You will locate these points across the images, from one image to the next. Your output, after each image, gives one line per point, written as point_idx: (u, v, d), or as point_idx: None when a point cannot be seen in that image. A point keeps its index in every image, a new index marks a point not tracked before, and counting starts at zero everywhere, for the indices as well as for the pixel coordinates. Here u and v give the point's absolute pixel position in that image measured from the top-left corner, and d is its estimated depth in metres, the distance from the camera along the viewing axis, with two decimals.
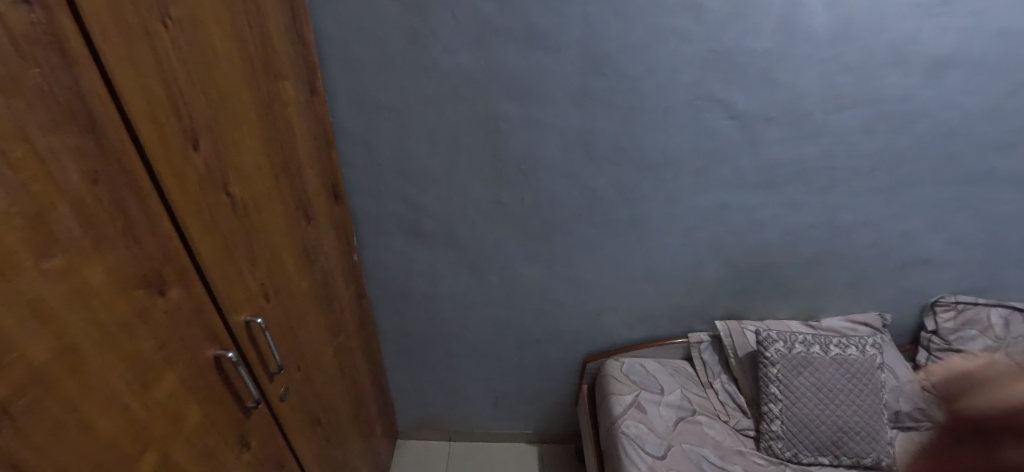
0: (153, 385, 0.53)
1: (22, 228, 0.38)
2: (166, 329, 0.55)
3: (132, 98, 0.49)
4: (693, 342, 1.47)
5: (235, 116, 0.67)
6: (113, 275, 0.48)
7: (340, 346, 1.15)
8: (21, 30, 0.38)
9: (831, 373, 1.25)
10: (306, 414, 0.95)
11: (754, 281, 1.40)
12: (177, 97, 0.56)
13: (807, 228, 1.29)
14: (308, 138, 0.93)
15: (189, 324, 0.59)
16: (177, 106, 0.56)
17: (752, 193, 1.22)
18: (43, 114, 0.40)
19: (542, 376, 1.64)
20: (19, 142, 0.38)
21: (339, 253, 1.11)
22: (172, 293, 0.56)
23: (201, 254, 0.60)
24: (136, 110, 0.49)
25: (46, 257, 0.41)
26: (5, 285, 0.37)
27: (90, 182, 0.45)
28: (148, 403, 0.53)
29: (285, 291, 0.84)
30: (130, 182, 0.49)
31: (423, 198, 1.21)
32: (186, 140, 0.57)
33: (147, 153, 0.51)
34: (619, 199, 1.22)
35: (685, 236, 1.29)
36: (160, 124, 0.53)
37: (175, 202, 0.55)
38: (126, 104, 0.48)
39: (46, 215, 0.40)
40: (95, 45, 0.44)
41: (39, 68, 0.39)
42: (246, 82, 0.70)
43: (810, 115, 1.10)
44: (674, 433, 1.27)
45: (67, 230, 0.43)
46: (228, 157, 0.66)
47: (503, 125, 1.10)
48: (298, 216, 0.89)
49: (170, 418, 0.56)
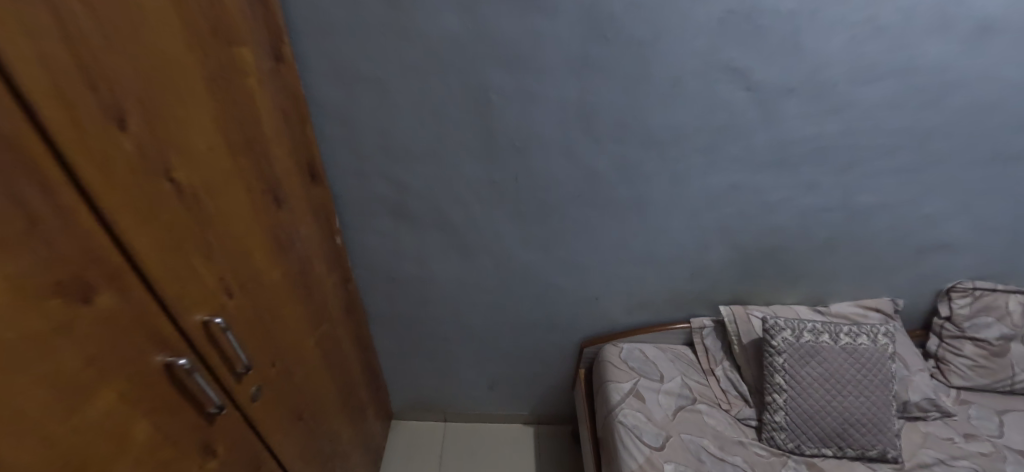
0: (82, 407, 0.46)
1: None
2: (96, 342, 0.48)
3: (25, 69, 0.40)
4: (694, 327, 1.41)
5: (175, 91, 0.58)
6: (18, 287, 0.40)
7: (323, 335, 1.08)
8: None
9: (840, 363, 1.20)
10: (284, 409, 0.90)
11: (762, 266, 1.33)
12: (91, 66, 0.46)
13: (822, 210, 1.20)
14: (275, 113, 0.84)
15: (128, 332, 0.52)
16: (93, 79, 0.46)
17: (765, 173, 1.12)
18: None
19: (538, 360, 1.60)
20: None
21: (318, 237, 1.03)
22: (99, 300, 0.48)
23: (138, 251, 0.52)
24: (31, 82, 0.40)
25: None
26: None
27: None
28: (79, 427, 0.46)
29: (254, 285, 0.77)
30: (30, 173, 0.41)
31: (409, 177, 1.12)
32: (109, 120, 0.48)
33: (53, 135, 0.42)
34: (621, 179, 1.13)
35: (691, 218, 1.21)
36: (70, 101, 0.44)
37: (96, 194, 0.47)
38: (17, 77, 0.39)
39: None
40: None
41: None
42: (189, 48, 0.60)
43: (835, 87, 0.99)
44: (673, 423, 1.22)
45: None
46: (168, 138, 0.57)
47: (495, 98, 0.99)
48: (266, 201, 0.81)
49: (110, 440, 0.50)
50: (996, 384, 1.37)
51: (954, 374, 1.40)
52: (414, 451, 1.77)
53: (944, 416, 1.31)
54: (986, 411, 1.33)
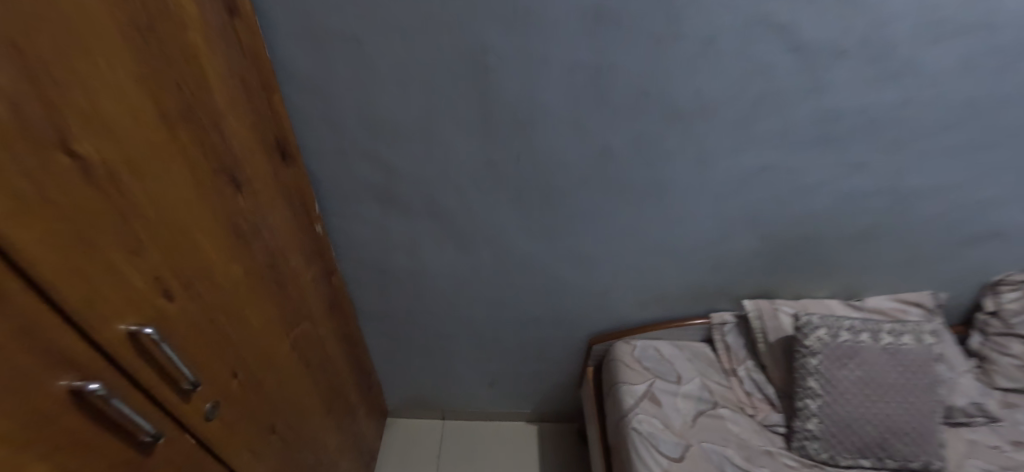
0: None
1: None
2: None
3: None
4: (715, 323, 1.28)
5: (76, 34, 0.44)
6: None
7: (301, 335, 0.96)
8: None
9: (881, 365, 1.07)
10: (253, 422, 0.78)
11: (793, 256, 1.19)
12: None
13: (866, 194, 1.06)
14: (229, 77, 0.70)
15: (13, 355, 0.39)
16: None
17: (804, 151, 0.98)
18: None
19: (541, 357, 1.48)
20: None
21: (291, 225, 0.91)
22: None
23: (23, 246, 0.39)
24: None
25: None
26: None
27: None
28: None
29: (204, 283, 0.65)
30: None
31: (396, 157, 0.98)
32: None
33: None
34: (638, 157, 0.99)
35: (716, 203, 1.07)
36: None
37: None
38: None
39: None
40: None
41: None
42: None
43: (895, 48, 0.84)
44: (693, 430, 1.10)
45: None
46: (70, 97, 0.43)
47: (495, 63, 0.85)
48: (217, 183, 0.67)
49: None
50: None
51: (999, 375, 1.26)
52: (410, 450, 1.67)
53: (990, 421, 1.18)
54: None
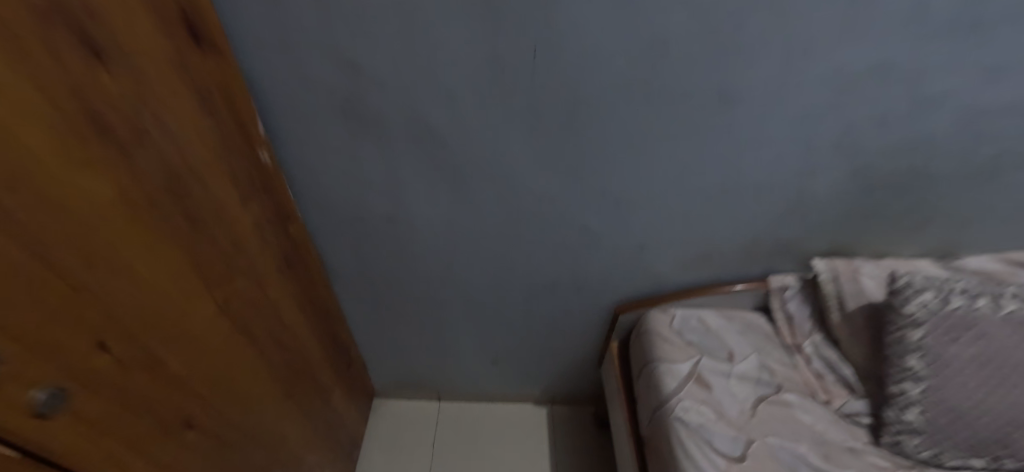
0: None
1: None
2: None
3: None
4: (774, 288, 1.03)
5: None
6: None
7: (234, 295, 0.71)
8: None
9: (1009, 341, 0.80)
10: (149, 415, 0.54)
11: (884, 201, 0.92)
12: None
13: (1005, 113, 0.78)
14: None
15: None
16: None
17: (935, 45, 0.69)
18: None
19: (554, 330, 1.23)
20: None
21: (201, 141, 0.63)
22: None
23: None
24: None
25: None
26: None
27: None
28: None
29: (22, 203, 0.37)
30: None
31: (363, 53, 0.70)
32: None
33: None
34: (700, 55, 0.70)
35: (795, 124, 0.79)
36: None
37: None
38: None
39: None
40: None
41: None
42: None
43: None
44: (754, 421, 0.86)
45: None
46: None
47: None
48: (45, 34, 0.39)
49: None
50: None
51: None
52: (400, 437, 1.44)
53: None
54: None
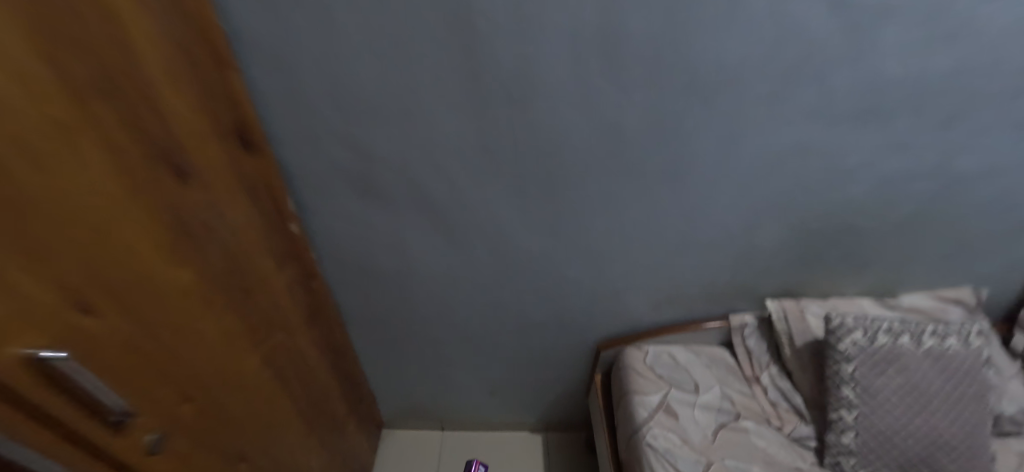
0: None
1: None
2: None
3: None
4: (734, 326, 1.17)
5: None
6: None
7: (270, 325, 0.84)
8: None
9: (924, 372, 0.96)
10: (192, 442, 0.64)
11: (824, 250, 1.06)
12: None
13: (910, 179, 0.94)
14: (161, 45, 0.56)
15: None
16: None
17: (839, 129, 0.85)
18: None
19: (546, 362, 1.36)
20: None
21: (253, 223, 0.77)
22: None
23: None
24: None
25: None
26: None
27: None
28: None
29: (138, 288, 0.53)
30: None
31: (376, 143, 0.83)
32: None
33: None
34: (650, 136, 0.85)
35: (740, 192, 0.94)
36: None
37: None
38: None
39: None
40: None
41: None
42: None
43: (955, 7, 0.71)
44: (714, 446, 1.01)
45: None
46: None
47: (485, 32, 0.70)
48: (148, 170, 0.55)
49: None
50: None
51: None
52: (406, 463, 1.55)
53: None
54: None
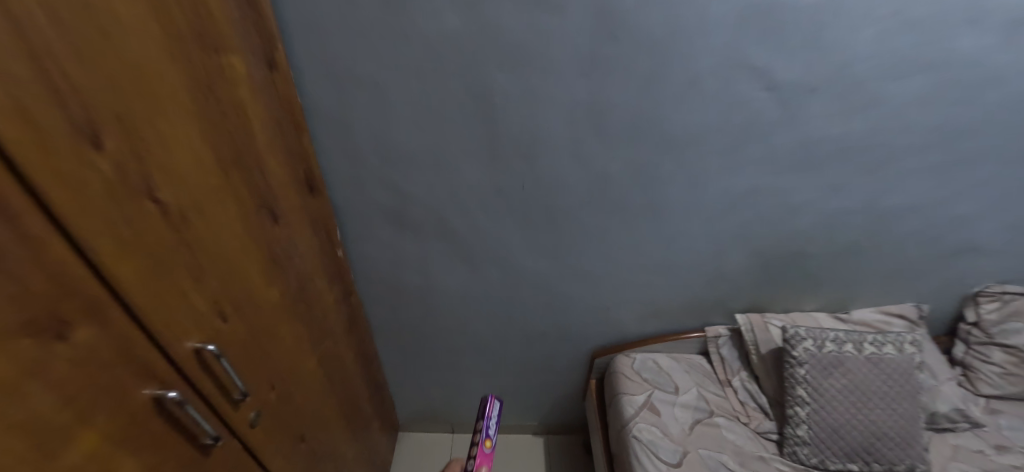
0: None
1: None
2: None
3: None
4: (710, 336, 1.35)
5: (131, 69, 0.49)
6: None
7: (325, 334, 1.03)
8: None
9: (865, 374, 1.15)
10: (276, 421, 0.83)
11: (783, 272, 1.25)
12: (51, 64, 0.40)
13: (847, 214, 1.14)
14: (270, 125, 0.77)
15: (97, 355, 0.47)
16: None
17: (784, 175, 1.06)
18: None
19: (547, 369, 1.54)
20: None
21: (318, 251, 0.97)
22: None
23: (86, 235, 0.44)
24: None
25: None
26: None
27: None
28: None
29: (249, 303, 0.73)
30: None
31: (412, 186, 1.04)
32: (41, 85, 0.40)
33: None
34: (632, 181, 1.05)
35: (708, 224, 1.14)
36: (19, 92, 0.38)
37: (60, 208, 0.42)
38: None
39: None
40: None
41: None
42: (166, 43, 0.53)
43: (861, 85, 0.92)
44: (690, 438, 1.18)
45: None
46: (97, 105, 0.45)
47: (501, 104, 0.91)
48: (260, 216, 0.75)
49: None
50: None
51: (982, 383, 1.34)
52: (420, 463, 1.71)
53: (973, 427, 1.26)
54: (1016, 421, 1.29)
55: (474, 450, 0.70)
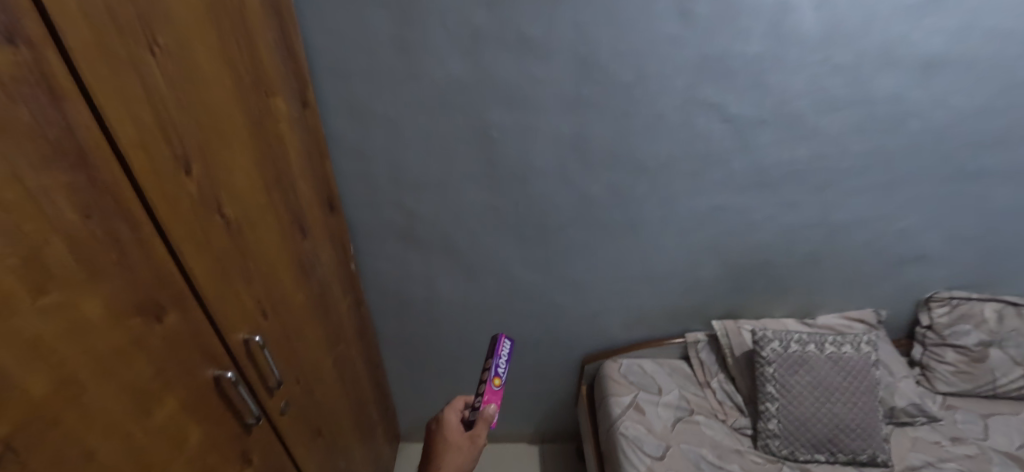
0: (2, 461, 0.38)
1: (56, 238, 0.42)
2: (70, 344, 0.44)
3: (113, 107, 0.47)
4: (690, 341, 1.47)
5: (211, 113, 0.63)
6: (96, 274, 0.47)
7: (340, 339, 1.14)
8: (62, 79, 0.42)
9: (827, 371, 1.27)
10: (300, 413, 0.93)
11: (751, 280, 1.39)
12: (163, 113, 0.54)
13: (803, 227, 1.28)
14: (302, 153, 0.91)
15: (180, 337, 0.59)
16: (123, 110, 0.49)
17: (744, 194, 1.21)
18: (54, 130, 0.42)
19: (541, 376, 1.64)
20: (69, 162, 0.43)
21: (335, 264, 1.10)
22: (54, 297, 0.43)
23: (178, 240, 0.57)
24: (109, 105, 0.47)
25: (53, 271, 0.43)
26: (35, 308, 0.41)
27: (97, 174, 0.46)
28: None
29: (283, 305, 0.85)
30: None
31: (418, 205, 1.17)
32: (158, 132, 0.54)
33: (129, 161, 0.50)
34: (612, 200, 1.20)
35: (682, 238, 1.28)
36: (145, 133, 0.52)
37: (164, 219, 0.55)
38: (103, 111, 0.46)
39: (54, 222, 0.42)
40: (89, 92, 0.45)
41: (65, 76, 0.42)
42: (234, 92, 0.68)
43: (803, 117, 1.09)
44: (673, 434, 1.29)
45: (83, 235, 0.45)
46: (189, 141, 0.59)
47: (496, 134, 1.06)
48: (293, 230, 0.88)
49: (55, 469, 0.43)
50: (979, 388, 1.44)
51: (939, 381, 1.46)
52: None
53: (930, 421, 1.38)
54: (971, 415, 1.40)
55: (481, 388, 0.78)
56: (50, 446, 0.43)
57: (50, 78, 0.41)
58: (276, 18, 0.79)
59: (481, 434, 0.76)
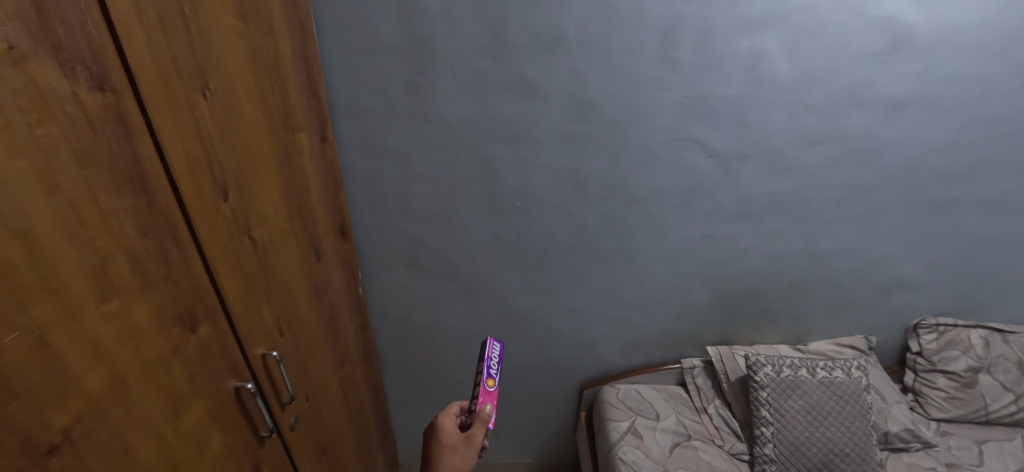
0: (60, 448, 0.44)
1: (118, 252, 0.49)
2: (125, 348, 0.50)
3: (170, 142, 0.55)
4: (686, 367, 1.51)
5: (247, 147, 0.71)
6: (147, 286, 0.53)
7: (346, 361, 1.19)
8: (135, 118, 0.50)
9: (819, 395, 1.31)
10: (308, 431, 0.97)
11: (743, 307, 1.44)
12: (209, 147, 0.62)
13: (789, 255, 1.35)
14: (320, 183, 0.99)
15: (209, 347, 0.64)
16: (178, 143, 0.56)
17: (731, 223, 1.28)
18: (126, 161, 0.50)
19: (540, 403, 1.66)
20: (135, 187, 0.51)
21: (345, 287, 1.16)
22: (114, 304, 0.49)
23: (214, 258, 0.64)
24: (168, 140, 0.55)
25: (114, 281, 0.49)
26: (97, 312, 0.47)
27: (154, 199, 0.54)
28: (39, 459, 0.42)
29: (297, 324, 0.90)
30: (49, 192, 0.42)
31: (424, 233, 1.24)
32: (204, 162, 0.61)
33: (180, 188, 0.57)
34: (607, 229, 1.27)
35: (674, 265, 1.35)
36: (194, 164, 0.59)
37: (203, 239, 0.61)
38: (163, 145, 0.54)
39: (119, 238, 0.49)
40: (154, 129, 0.53)
41: (137, 115, 0.51)
42: (266, 129, 0.76)
43: (782, 152, 1.18)
44: (671, 459, 1.31)
45: (141, 251, 0.52)
46: (228, 171, 0.66)
47: (499, 167, 1.15)
48: (310, 253, 0.94)
49: (101, 461, 0.48)
50: (972, 413, 1.46)
51: (932, 407, 1.49)
52: None
53: (925, 447, 1.40)
54: (965, 441, 1.42)
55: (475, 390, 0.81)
56: (99, 439, 0.48)
57: (127, 117, 0.49)
58: (304, 64, 0.89)
59: (479, 433, 0.79)
